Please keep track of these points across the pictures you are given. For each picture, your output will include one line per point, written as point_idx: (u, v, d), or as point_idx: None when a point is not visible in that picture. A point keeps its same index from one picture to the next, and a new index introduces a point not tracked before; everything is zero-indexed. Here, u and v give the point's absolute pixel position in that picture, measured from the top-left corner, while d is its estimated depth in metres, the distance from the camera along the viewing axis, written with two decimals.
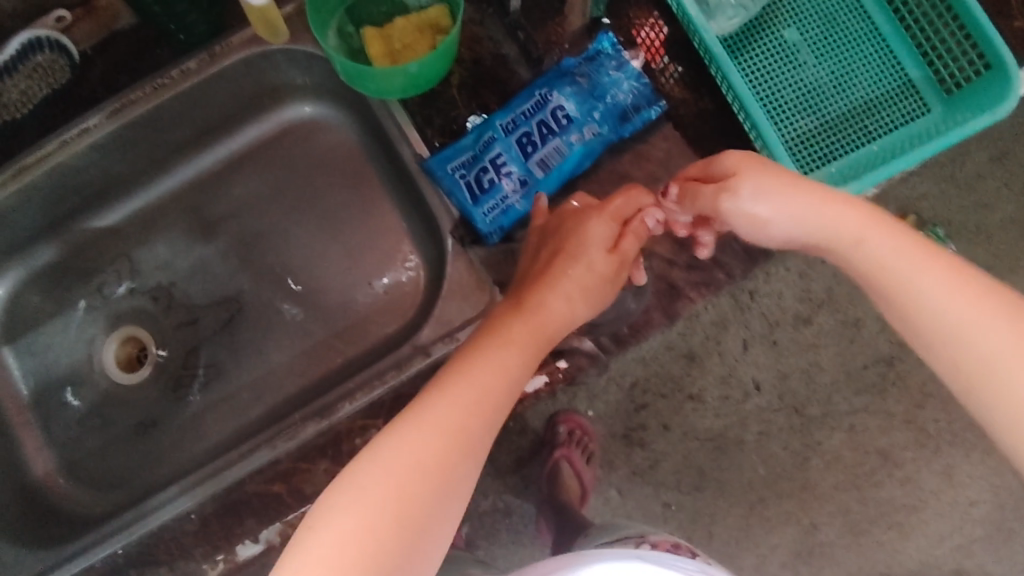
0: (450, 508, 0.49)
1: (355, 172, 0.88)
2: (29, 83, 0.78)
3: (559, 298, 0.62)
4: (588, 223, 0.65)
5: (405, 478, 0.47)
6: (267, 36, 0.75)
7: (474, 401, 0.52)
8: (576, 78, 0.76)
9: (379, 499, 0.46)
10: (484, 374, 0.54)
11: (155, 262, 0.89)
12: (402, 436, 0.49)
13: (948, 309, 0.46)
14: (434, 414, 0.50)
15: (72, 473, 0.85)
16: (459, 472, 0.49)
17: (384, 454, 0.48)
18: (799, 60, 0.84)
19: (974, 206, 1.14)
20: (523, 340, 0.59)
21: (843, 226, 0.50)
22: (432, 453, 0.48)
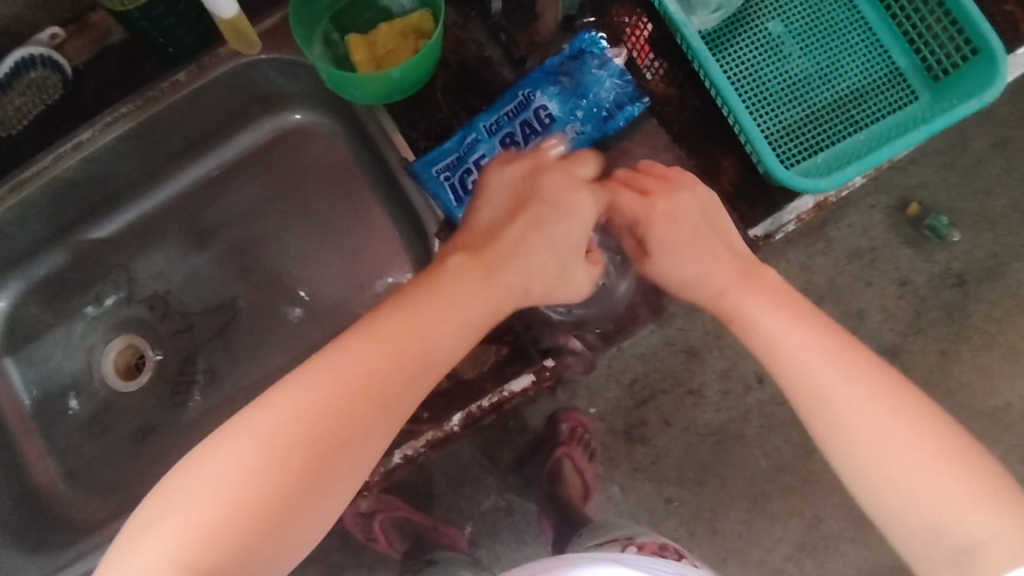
0: (330, 476, 0.47)
1: (345, 177, 0.89)
2: (24, 99, 0.79)
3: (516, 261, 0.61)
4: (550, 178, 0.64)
5: (288, 433, 0.47)
6: (240, 48, 0.77)
7: (374, 364, 0.51)
8: (559, 77, 0.77)
9: (250, 454, 0.46)
10: (390, 339, 0.53)
11: (150, 271, 0.90)
12: (295, 391, 0.49)
13: (792, 340, 0.57)
14: (332, 374, 0.50)
15: (73, 480, 0.87)
16: (348, 445, 0.48)
17: (276, 407, 0.48)
18: (784, 52, 0.83)
19: (975, 193, 1.14)
20: (452, 306, 0.57)
21: (731, 281, 0.62)
22: (320, 414, 0.48)
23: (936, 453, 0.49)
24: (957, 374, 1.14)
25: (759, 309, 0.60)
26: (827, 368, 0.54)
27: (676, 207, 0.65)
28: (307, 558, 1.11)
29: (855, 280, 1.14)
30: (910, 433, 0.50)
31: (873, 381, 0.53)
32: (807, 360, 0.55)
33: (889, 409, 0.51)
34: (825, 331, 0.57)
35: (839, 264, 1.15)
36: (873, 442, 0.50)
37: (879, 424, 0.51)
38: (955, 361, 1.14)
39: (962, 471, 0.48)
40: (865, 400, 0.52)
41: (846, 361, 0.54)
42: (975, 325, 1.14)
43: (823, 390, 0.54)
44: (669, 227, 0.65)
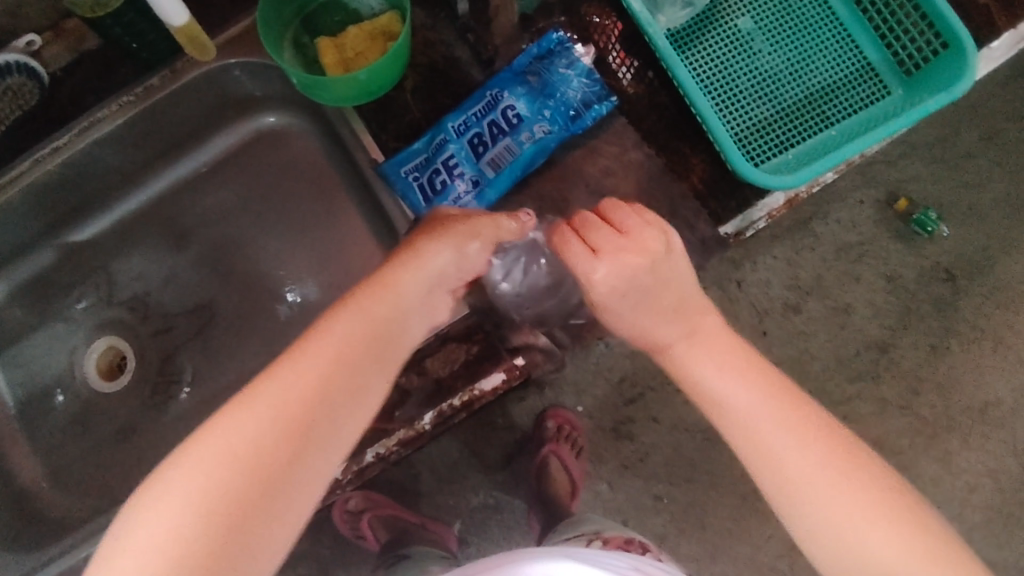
0: (294, 488, 0.44)
1: (321, 178, 0.90)
2: (1, 105, 0.80)
3: (420, 251, 0.57)
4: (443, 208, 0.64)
5: (243, 456, 0.43)
6: (193, 53, 0.77)
7: (303, 378, 0.46)
8: (527, 77, 0.77)
9: (202, 489, 0.42)
10: (316, 352, 0.48)
11: (130, 274, 0.92)
12: (242, 411, 0.45)
13: (739, 399, 0.53)
14: (262, 399, 0.45)
15: (56, 480, 0.88)
16: (310, 453, 0.45)
17: (225, 432, 0.44)
18: (754, 48, 0.83)
19: (964, 187, 1.13)
20: (375, 306, 0.52)
21: (681, 334, 0.57)
22: (274, 429, 0.44)
23: (901, 526, 0.47)
24: (948, 370, 1.14)
25: (706, 364, 0.56)
26: (786, 440, 0.51)
27: (608, 255, 0.55)
28: (297, 556, 1.12)
29: (842, 275, 1.14)
30: (875, 507, 0.48)
31: (829, 448, 0.50)
32: (763, 424, 0.52)
33: (847, 477, 0.49)
34: (781, 390, 0.53)
35: (826, 260, 1.14)
36: (831, 512, 0.48)
37: (841, 497, 0.48)
38: (945, 356, 1.14)
39: (927, 541, 0.46)
40: (823, 467, 0.49)
41: (793, 424, 0.51)
42: (965, 320, 1.14)
43: (775, 456, 0.51)
44: (620, 283, 0.55)
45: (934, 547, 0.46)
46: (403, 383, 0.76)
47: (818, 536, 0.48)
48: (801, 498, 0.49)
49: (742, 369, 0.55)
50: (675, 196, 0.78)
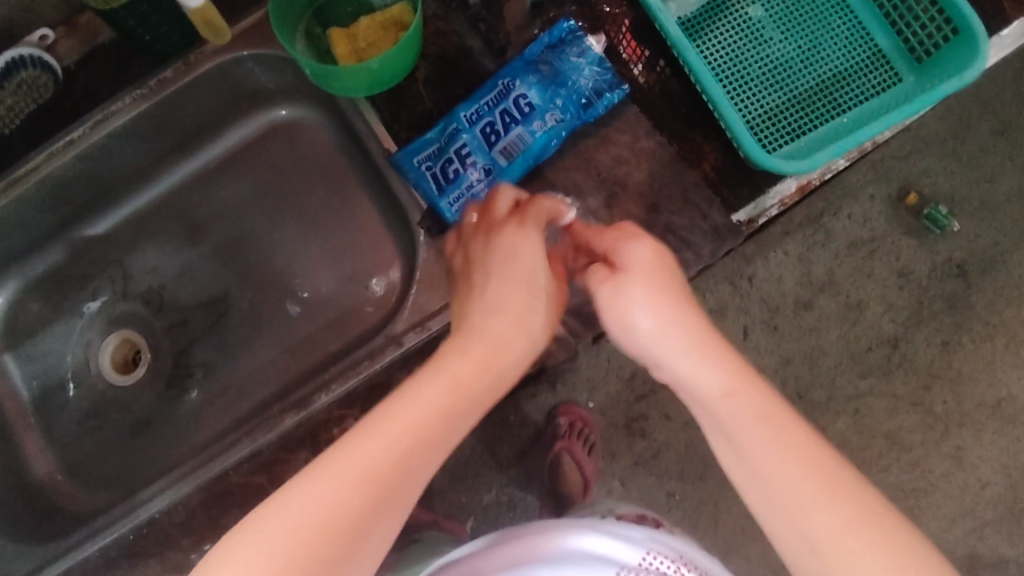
0: (400, 509, 0.48)
1: (334, 171, 0.90)
2: (16, 99, 0.81)
3: (511, 318, 0.60)
4: (522, 237, 0.64)
5: (373, 476, 0.47)
6: (211, 36, 0.75)
7: (404, 440, 0.49)
8: (539, 66, 0.78)
9: (334, 499, 0.46)
10: (417, 415, 0.51)
11: (145, 267, 0.92)
12: (374, 433, 0.49)
13: (708, 381, 0.53)
14: (362, 454, 0.48)
15: (71, 473, 0.88)
16: (416, 477, 0.49)
17: (358, 449, 0.48)
18: (765, 36, 0.83)
19: (976, 181, 1.13)
20: (471, 374, 0.55)
21: (658, 315, 0.57)
22: (398, 453, 0.49)
23: (892, 555, 0.44)
24: (961, 365, 1.13)
25: (677, 346, 0.55)
26: (776, 453, 0.48)
27: (642, 257, 0.60)
28: None
29: (854, 270, 1.14)
30: (864, 532, 0.44)
31: (794, 436, 0.49)
32: (751, 436, 0.49)
33: (804, 461, 0.48)
34: (775, 404, 0.51)
35: (838, 255, 1.14)
36: (788, 497, 0.47)
37: (828, 516, 0.45)
38: (959, 351, 1.13)
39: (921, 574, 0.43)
40: (781, 451, 0.48)
41: (756, 405, 0.50)
42: (979, 315, 1.13)
43: (737, 436, 0.50)
44: (648, 260, 0.60)
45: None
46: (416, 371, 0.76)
47: (796, 543, 0.46)
48: (787, 515, 0.47)
49: (715, 352, 0.54)
50: (689, 183, 0.77)
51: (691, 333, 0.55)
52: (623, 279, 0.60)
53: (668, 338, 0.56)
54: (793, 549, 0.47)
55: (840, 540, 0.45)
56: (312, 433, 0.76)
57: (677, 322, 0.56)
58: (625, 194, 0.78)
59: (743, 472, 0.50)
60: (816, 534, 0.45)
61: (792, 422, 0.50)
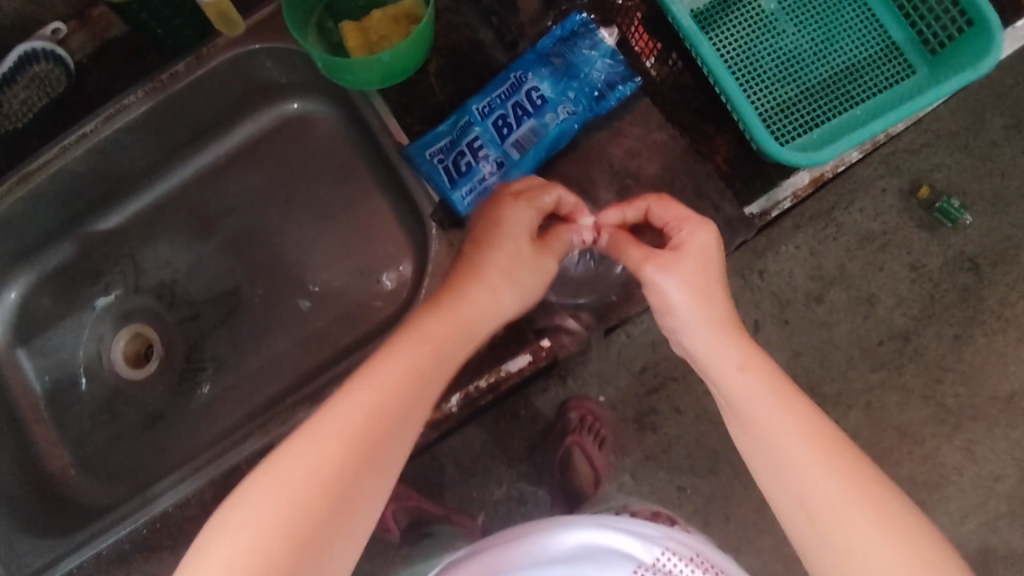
0: (360, 494, 0.49)
1: (346, 165, 0.90)
2: (28, 93, 0.82)
3: (484, 287, 0.60)
4: (513, 210, 0.63)
5: (317, 470, 0.48)
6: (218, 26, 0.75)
7: (376, 408, 0.52)
8: (551, 59, 0.78)
9: (281, 499, 0.47)
10: (386, 382, 0.53)
11: (157, 262, 0.92)
12: (317, 427, 0.50)
13: (728, 360, 0.57)
14: (337, 422, 0.50)
15: (86, 467, 0.89)
16: (372, 461, 0.50)
17: (303, 446, 0.49)
18: (778, 29, 0.82)
19: (989, 175, 1.12)
20: (437, 340, 0.57)
21: (690, 301, 0.60)
22: (342, 442, 0.50)
23: (883, 522, 0.48)
24: (973, 359, 1.13)
25: (703, 329, 0.60)
26: (785, 429, 0.53)
27: (702, 245, 0.61)
28: None
29: (866, 264, 1.13)
30: (863, 503, 0.49)
31: (805, 416, 0.53)
32: (767, 412, 0.54)
33: (812, 437, 0.52)
34: (785, 384, 0.55)
35: (849, 249, 1.13)
36: (791, 465, 0.51)
37: (831, 484, 0.50)
38: (971, 345, 1.12)
39: (910, 542, 0.48)
40: (792, 426, 0.53)
41: (772, 386, 0.55)
42: (991, 309, 1.12)
43: (750, 411, 0.55)
44: (700, 249, 0.61)
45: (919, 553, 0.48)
46: None
47: (793, 506, 0.51)
48: (794, 485, 0.51)
49: (738, 339, 0.59)
50: (701, 175, 0.77)
51: (712, 318, 0.60)
52: (675, 257, 0.61)
53: (696, 321, 0.60)
54: (790, 511, 0.52)
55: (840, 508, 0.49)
56: None
57: (704, 310, 0.60)
58: (636, 186, 0.77)
59: (751, 442, 0.55)
60: (819, 504, 0.50)
61: (800, 404, 0.54)
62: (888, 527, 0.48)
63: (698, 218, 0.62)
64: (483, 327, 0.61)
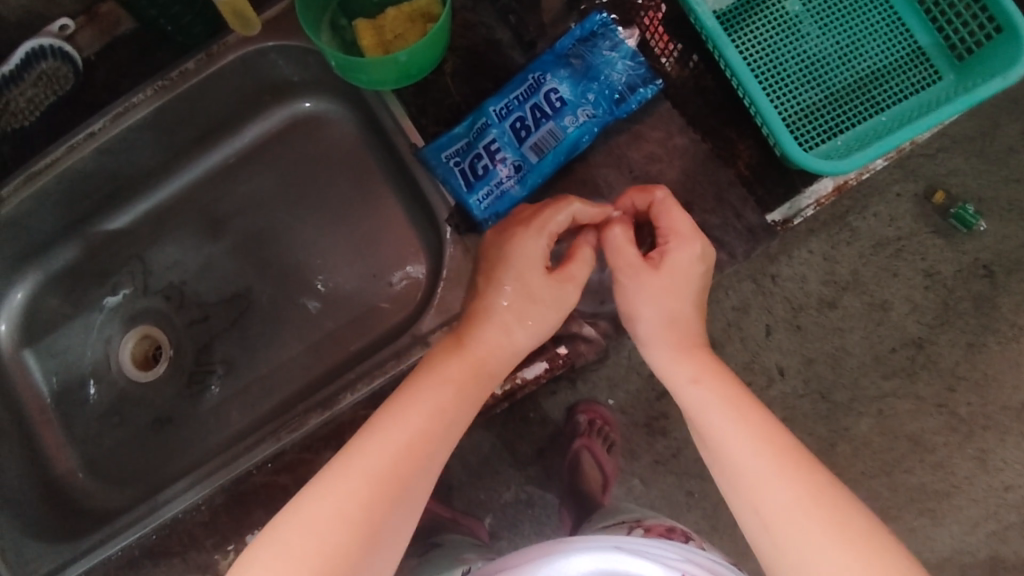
0: (391, 529, 0.50)
1: (358, 166, 0.89)
2: (36, 90, 0.80)
3: (496, 326, 0.61)
4: (526, 242, 0.61)
5: (355, 503, 0.49)
6: (238, 27, 0.74)
7: (402, 451, 0.52)
8: (570, 60, 0.76)
9: (319, 530, 0.47)
10: (410, 426, 0.54)
11: (166, 262, 0.91)
12: (350, 460, 0.51)
13: (685, 376, 0.59)
14: (363, 463, 0.51)
15: (93, 470, 0.87)
16: (403, 498, 0.51)
17: (339, 480, 0.50)
18: (802, 32, 0.80)
19: (1006, 181, 1.10)
20: (456, 382, 0.58)
21: (652, 317, 0.62)
22: (378, 477, 0.50)
23: (833, 522, 0.48)
24: (987, 367, 1.11)
25: (663, 345, 0.61)
26: (737, 435, 0.54)
27: (683, 262, 0.61)
28: None
29: (880, 270, 1.11)
30: (813, 502, 0.49)
31: (762, 428, 0.54)
32: (721, 421, 0.55)
33: (766, 447, 0.53)
34: (741, 398, 0.57)
35: (863, 254, 1.11)
36: (744, 475, 0.52)
37: (779, 485, 0.50)
38: (984, 353, 1.11)
39: (857, 541, 0.46)
40: (748, 437, 0.53)
41: (728, 400, 0.56)
42: (1005, 317, 1.10)
43: (705, 424, 0.56)
44: (681, 262, 0.61)
45: (872, 551, 0.46)
46: None
47: (752, 517, 0.51)
48: (745, 490, 0.52)
49: (697, 357, 0.60)
50: (722, 181, 0.76)
51: (673, 332, 0.61)
52: (654, 272, 0.61)
53: (656, 336, 0.62)
54: (749, 524, 0.52)
55: (788, 507, 0.49)
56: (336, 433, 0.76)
57: (669, 327, 0.61)
58: None
59: (711, 458, 0.56)
60: (767, 506, 0.50)
61: (760, 416, 0.55)
62: (838, 526, 0.47)
63: (687, 233, 0.61)
64: (499, 369, 0.62)
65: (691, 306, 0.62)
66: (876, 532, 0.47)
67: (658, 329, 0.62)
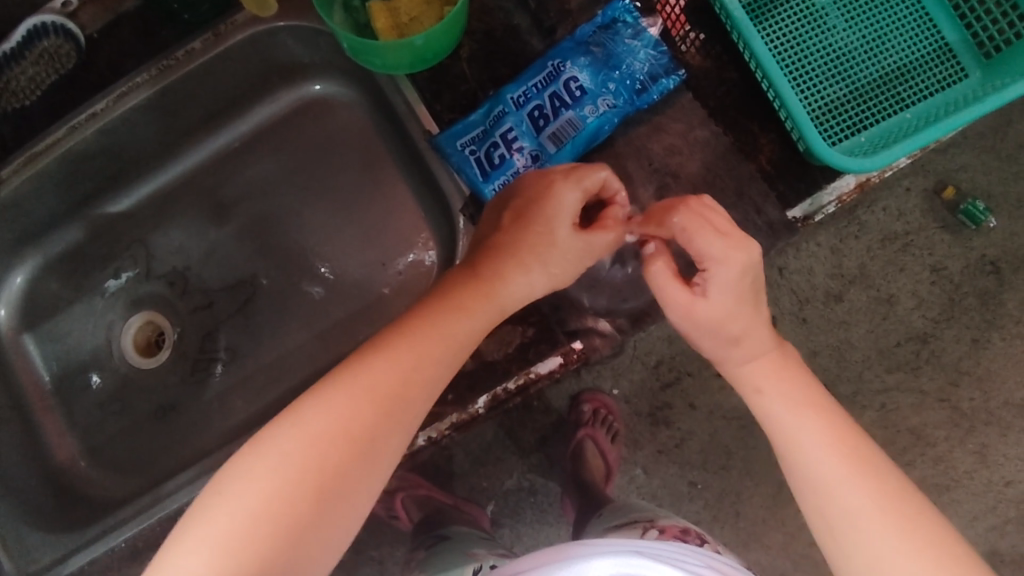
0: (380, 454, 0.49)
1: (367, 151, 0.87)
2: (37, 69, 0.78)
3: (517, 266, 0.59)
4: (561, 190, 0.58)
5: (349, 419, 0.48)
6: (254, 9, 0.72)
7: (403, 373, 0.51)
8: (590, 48, 0.73)
9: (309, 440, 0.47)
10: (412, 353, 0.52)
11: (168, 247, 0.89)
12: (349, 377, 0.50)
13: (753, 375, 0.58)
14: (364, 381, 0.50)
15: (95, 457, 0.86)
16: (394, 426, 0.50)
17: (335, 395, 0.49)
18: (828, 24, 0.79)
19: (1017, 178, 1.09)
20: (463, 313, 0.56)
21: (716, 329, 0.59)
22: (373, 398, 0.49)
23: (905, 530, 0.48)
24: (990, 363, 1.10)
25: (728, 347, 0.59)
26: (805, 438, 0.54)
27: (728, 281, 0.56)
28: None
29: (887, 264, 1.10)
30: (884, 509, 0.49)
31: (834, 430, 0.54)
32: (790, 423, 0.55)
33: (838, 451, 0.52)
34: (811, 397, 0.56)
35: (871, 249, 1.10)
36: (816, 479, 0.52)
37: (850, 492, 0.50)
38: (988, 349, 1.10)
39: (932, 549, 0.47)
40: (819, 439, 0.53)
41: (797, 399, 0.56)
42: (1010, 313, 1.09)
43: (773, 424, 0.56)
44: (731, 281, 0.56)
45: (947, 564, 0.47)
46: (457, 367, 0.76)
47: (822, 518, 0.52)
48: (815, 493, 0.52)
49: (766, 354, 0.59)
50: (744, 175, 0.74)
51: (740, 340, 0.58)
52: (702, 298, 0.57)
53: (726, 354, 0.59)
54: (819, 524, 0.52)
55: (858, 514, 0.50)
56: None
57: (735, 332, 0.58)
58: (676, 186, 0.75)
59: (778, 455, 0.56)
60: (836, 512, 0.50)
61: (827, 416, 0.55)
62: (911, 535, 0.48)
63: (726, 249, 0.55)
64: (511, 306, 0.60)
65: (756, 318, 0.58)
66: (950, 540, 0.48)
67: (724, 340, 0.59)
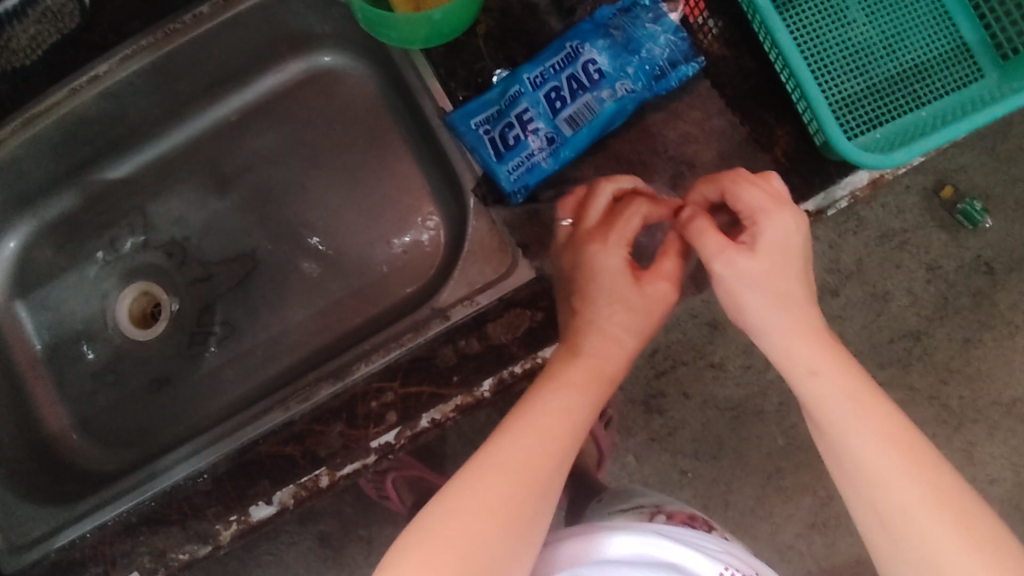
0: (522, 536, 0.50)
1: (373, 127, 0.85)
2: (39, 27, 0.71)
3: (600, 334, 0.60)
4: (605, 252, 0.61)
5: (490, 505, 0.50)
6: None
7: (533, 455, 0.53)
8: (610, 31, 0.72)
9: (457, 530, 0.48)
10: (534, 433, 0.54)
11: (168, 216, 0.87)
12: (485, 465, 0.52)
13: (801, 359, 0.55)
14: (501, 466, 0.52)
15: (87, 428, 0.85)
16: (529, 509, 0.51)
17: (474, 484, 0.51)
18: (848, 18, 0.78)
19: (1016, 180, 1.09)
20: (574, 384, 0.57)
21: (770, 302, 0.56)
22: (509, 484, 0.51)
23: (961, 530, 0.46)
24: (980, 363, 1.11)
25: (776, 326, 0.56)
26: (857, 427, 0.51)
27: (782, 235, 0.56)
28: (319, 510, 1.09)
29: (883, 261, 1.10)
30: (935, 503, 0.47)
31: (884, 418, 0.51)
32: (841, 412, 0.52)
33: (890, 442, 0.50)
34: (863, 385, 0.53)
35: (868, 244, 1.10)
36: (867, 471, 0.50)
37: (904, 485, 0.48)
38: (978, 348, 1.10)
39: (982, 541, 0.46)
40: (868, 428, 0.51)
41: (848, 386, 0.53)
42: (1002, 314, 1.10)
43: (819, 412, 0.53)
44: (779, 241, 0.57)
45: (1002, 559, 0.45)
46: (461, 347, 0.67)
47: (870, 511, 0.50)
48: (864, 483, 0.50)
49: (812, 336, 0.56)
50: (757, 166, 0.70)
51: (795, 318, 0.56)
52: (748, 253, 0.57)
53: (770, 323, 0.57)
54: (866, 515, 0.50)
55: (910, 509, 0.48)
56: (348, 405, 0.68)
57: (785, 311, 0.56)
58: (691, 176, 0.72)
59: (824, 444, 0.53)
60: (886, 505, 0.49)
61: (879, 405, 0.52)
62: (964, 529, 0.46)
63: (773, 207, 0.57)
64: (618, 372, 0.61)
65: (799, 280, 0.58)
66: (1003, 533, 0.47)
67: (774, 316, 0.56)
